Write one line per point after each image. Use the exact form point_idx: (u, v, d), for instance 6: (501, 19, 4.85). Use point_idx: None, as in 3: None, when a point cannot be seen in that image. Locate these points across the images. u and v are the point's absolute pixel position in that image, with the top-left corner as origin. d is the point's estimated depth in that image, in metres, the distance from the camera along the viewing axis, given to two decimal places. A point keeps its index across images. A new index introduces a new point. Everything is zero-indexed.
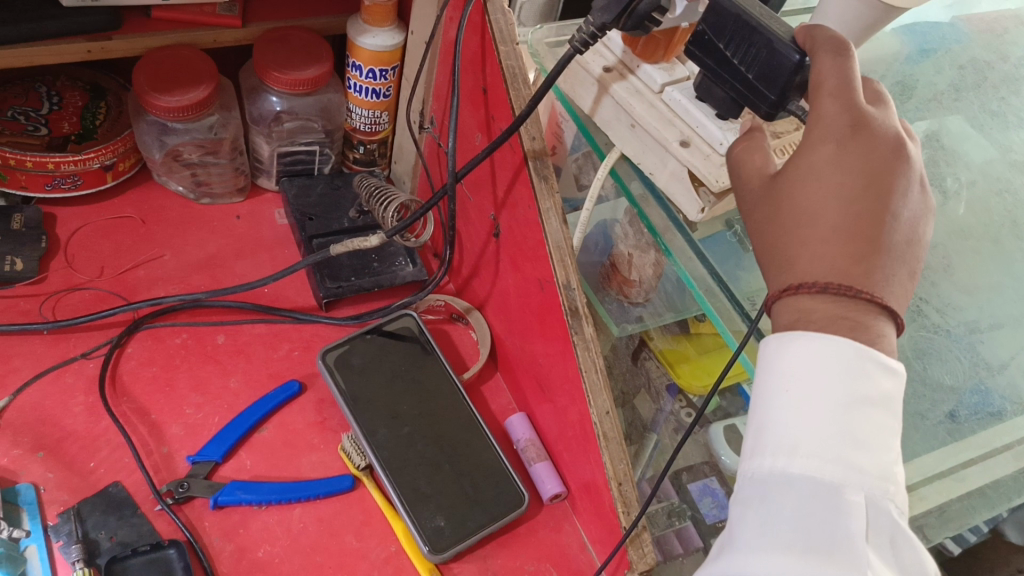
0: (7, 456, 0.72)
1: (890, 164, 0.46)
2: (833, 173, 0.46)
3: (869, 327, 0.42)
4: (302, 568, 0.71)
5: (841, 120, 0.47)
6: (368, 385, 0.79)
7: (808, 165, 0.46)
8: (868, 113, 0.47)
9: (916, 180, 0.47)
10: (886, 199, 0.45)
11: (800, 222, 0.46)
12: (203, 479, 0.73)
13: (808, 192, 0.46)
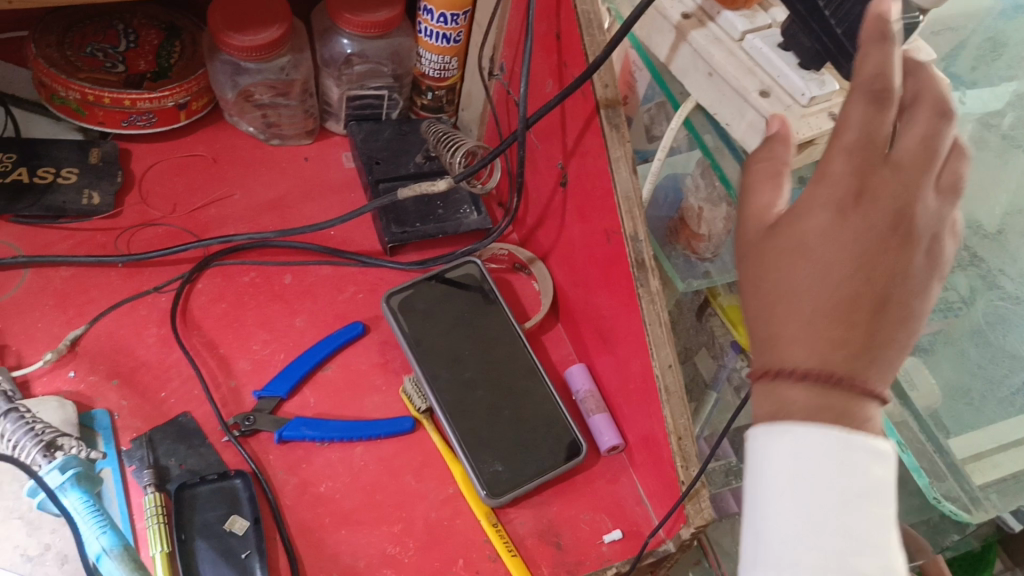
0: (84, 381, 0.74)
1: (898, 233, 0.39)
2: (828, 239, 0.39)
3: (851, 413, 0.37)
4: (363, 505, 0.73)
5: (851, 174, 0.39)
6: (430, 329, 0.80)
7: (801, 227, 0.39)
8: (877, 174, 0.39)
9: (924, 253, 0.39)
10: (885, 277, 0.38)
11: (774, 299, 0.40)
12: (269, 414, 0.75)
13: (794, 263, 0.39)
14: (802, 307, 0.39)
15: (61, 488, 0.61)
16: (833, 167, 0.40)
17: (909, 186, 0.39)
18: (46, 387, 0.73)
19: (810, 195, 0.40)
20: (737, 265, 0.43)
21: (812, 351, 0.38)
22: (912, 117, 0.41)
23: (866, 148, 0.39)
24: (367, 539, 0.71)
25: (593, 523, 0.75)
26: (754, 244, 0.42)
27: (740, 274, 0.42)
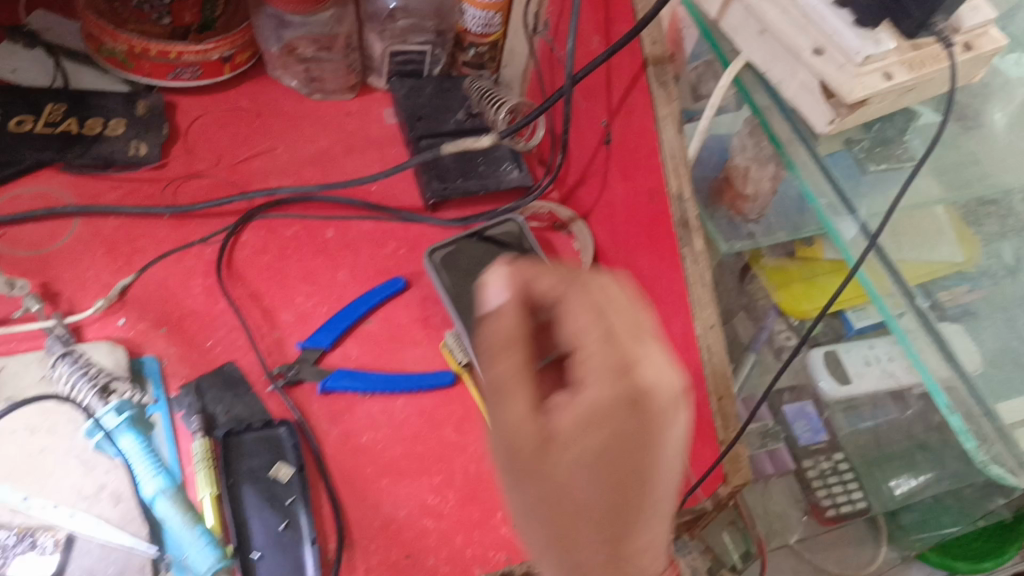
0: (133, 329, 0.76)
1: (636, 428, 0.40)
2: (631, 456, 0.40)
3: (619, 562, 0.43)
4: (404, 457, 0.74)
5: (662, 399, 0.41)
6: (472, 285, 0.80)
7: (603, 467, 0.40)
8: (633, 378, 0.41)
9: (681, 430, 0.42)
10: (637, 481, 0.41)
11: (545, 502, 0.41)
12: (312, 365, 0.76)
13: (558, 479, 0.40)
14: (566, 506, 0.41)
15: (117, 429, 0.67)
16: (615, 389, 0.41)
17: (666, 375, 0.41)
18: (96, 334, 0.75)
19: (575, 419, 0.41)
20: (510, 463, 0.41)
21: (609, 545, 0.42)
22: (591, 306, 0.43)
23: (618, 360, 0.41)
24: (408, 489, 0.72)
25: None
26: (521, 454, 0.40)
27: (518, 486, 0.42)
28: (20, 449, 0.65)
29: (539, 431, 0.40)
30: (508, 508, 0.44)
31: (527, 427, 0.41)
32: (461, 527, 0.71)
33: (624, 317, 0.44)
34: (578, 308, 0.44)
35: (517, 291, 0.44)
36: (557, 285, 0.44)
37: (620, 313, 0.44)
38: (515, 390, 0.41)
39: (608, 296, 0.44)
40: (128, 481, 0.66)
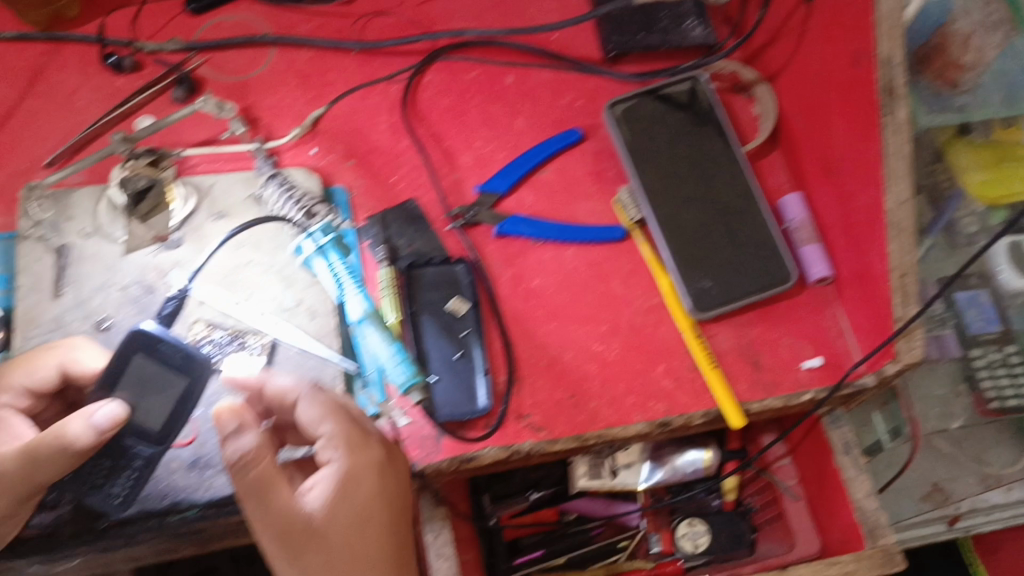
0: (324, 159, 0.80)
1: (381, 489, 0.61)
2: (372, 533, 0.60)
3: (338, 531, 0.58)
4: (572, 304, 0.76)
5: (367, 489, 0.60)
6: (650, 142, 0.80)
7: (350, 554, 0.58)
8: (392, 493, 0.61)
9: (391, 479, 0.62)
10: (363, 507, 0.60)
11: (366, 511, 0.60)
12: (490, 209, 0.79)
13: (361, 498, 0.60)
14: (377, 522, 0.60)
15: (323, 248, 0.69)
16: (361, 457, 0.60)
17: (387, 462, 0.62)
18: (291, 161, 0.80)
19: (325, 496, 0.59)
20: (281, 543, 0.56)
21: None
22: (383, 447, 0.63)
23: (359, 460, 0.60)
24: (575, 335, 0.75)
25: (794, 349, 0.76)
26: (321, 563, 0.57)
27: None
28: (230, 260, 0.73)
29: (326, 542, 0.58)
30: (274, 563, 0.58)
31: (299, 512, 0.57)
32: (623, 376, 0.74)
33: (353, 432, 0.61)
34: (317, 415, 0.62)
35: (250, 425, 0.56)
36: (310, 400, 0.62)
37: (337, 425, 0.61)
38: (279, 488, 0.56)
39: (349, 422, 0.62)
40: (323, 299, 0.72)
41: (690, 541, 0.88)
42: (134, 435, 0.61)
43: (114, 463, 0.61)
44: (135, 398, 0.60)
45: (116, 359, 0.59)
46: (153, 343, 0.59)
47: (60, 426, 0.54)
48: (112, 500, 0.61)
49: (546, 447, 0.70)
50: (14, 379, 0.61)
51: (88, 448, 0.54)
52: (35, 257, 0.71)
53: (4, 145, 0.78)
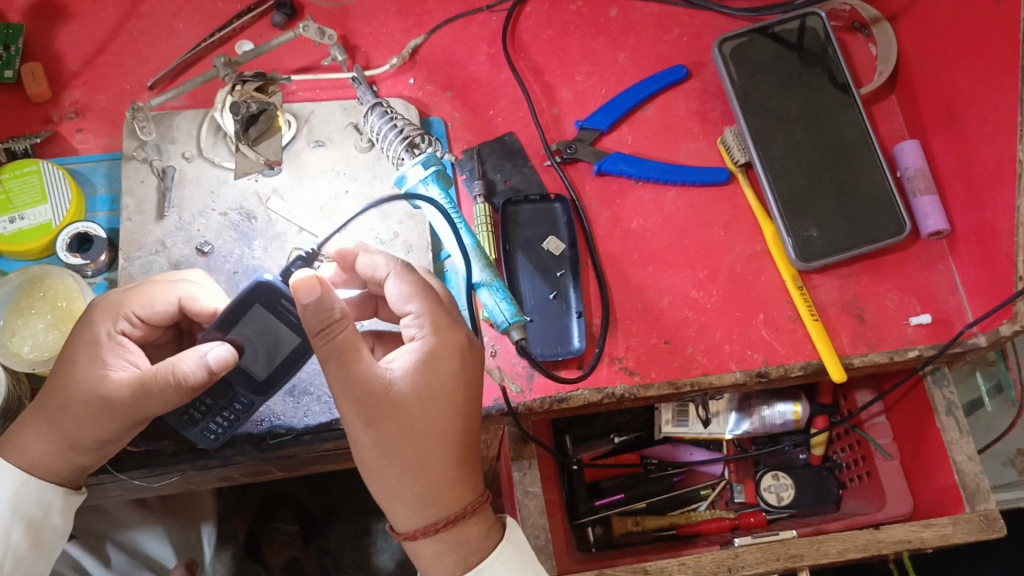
0: (422, 90, 0.79)
1: (463, 377, 0.56)
2: (451, 412, 0.55)
3: (413, 410, 0.54)
4: (671, 247, 0.75)
5: (450, 370, 0.55)
6: (762, 80, 0.76)
7: (422, 423, 0.54)
8: (471, 384, 0.56)
9: (471, 370, 0.56)
10: (441, 392, 0.55)
11: (446, 396, 0.55)
12: (589, 146, 0.77)
13: (443, 385, 0.55)
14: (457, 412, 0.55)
15: (424, 181, 0.65)
16: (444, 337, 0.56)
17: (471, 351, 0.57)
18: (389, 90, 0.78)
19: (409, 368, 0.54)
20: (358, 410, 0.52)
21: (451, 467, 0.55)
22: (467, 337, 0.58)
23: (443, 340, 0.56)
24: (672, 280, 0.73)
25: (902, 304, 0.73)
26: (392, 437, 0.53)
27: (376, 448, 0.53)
28: (327, 190, 0.73)
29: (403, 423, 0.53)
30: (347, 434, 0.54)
31: (379, 383, 0.53)
32: (721, 323, 0.72)
33: (442, 313, 0.57)
34: (405, 293, 0.57)
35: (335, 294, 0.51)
36: (399, 275, 0.58)
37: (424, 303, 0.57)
38: (360, 358, 0.52)
39: (439, 304, 0.57)
40: (419, 233, 0.72)
41: (773, 493, 0.87)
42: (240, 380, 0.60)
43: (214, 402, 0.60)
44: (246, 342, 0.59)
45: (236, 305, 0.58)
46: (278, 297, 0.58)
47: (173, 362, 0.54)
48: (207, 436, 0.61)
49: (639, 392, 0.69)
50: (133, 306, 0.59)
51: (199, 385, 0.55)
52: (140, 177, 0.72)
53: (108, 66, 0.78)
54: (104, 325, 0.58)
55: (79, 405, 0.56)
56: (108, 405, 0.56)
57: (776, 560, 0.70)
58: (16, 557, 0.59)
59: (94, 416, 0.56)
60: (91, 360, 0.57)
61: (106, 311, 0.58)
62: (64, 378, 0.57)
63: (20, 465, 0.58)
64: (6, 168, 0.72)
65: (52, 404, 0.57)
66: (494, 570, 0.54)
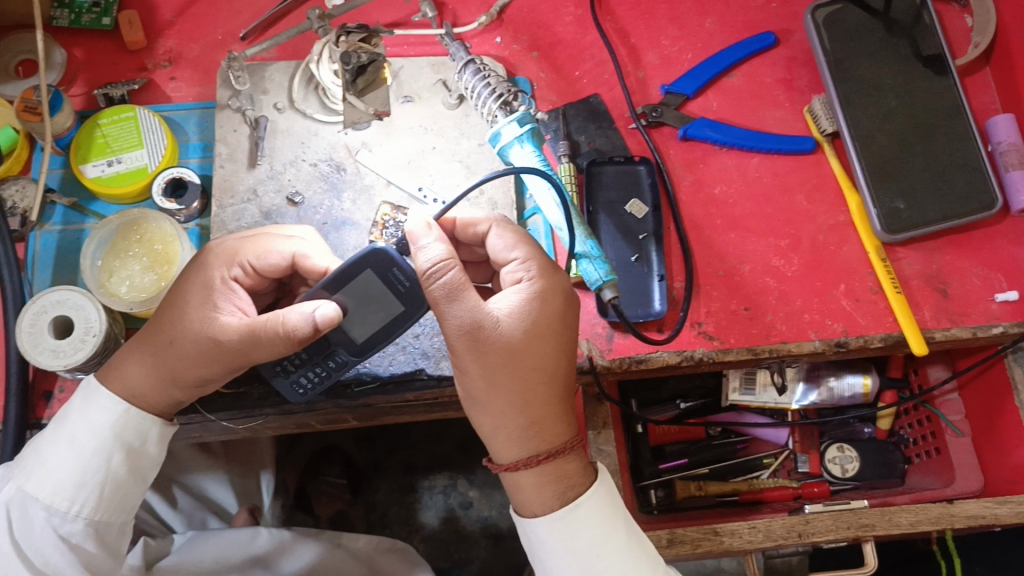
0: (509, 49, 0.79)
1: (563, 314, 0.59)
2: (551, 348, 0.58)
3: (519, 343, 0.57)
4: (753, 214, 0.75)
5: (554, 310, 0.58)
6: (853, 48, 0.75)
7: (529, 357, 0.57)
8: (570, 322, 0.59)
9: (571, 311, 0.59)
10: (546, 325, 0.58)
11: (551, 329, 0.58)
12: (675, 110, 0.77)
13: (547, 317, 0.58)
14: (559, 345, 0.58)
15: (518, 138, 0.66)
16: (547, 278, 0.59)
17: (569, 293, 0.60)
18: (476, 48, 0.79)
19: (516, 306, 0.57)
20: (468, 341, 0.55)
21: (553, 402, 0.58)
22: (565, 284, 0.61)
23: (545, 278, 0.59)
24: (754, 247, 0.74)
25: (986, 280, 0.72)
26: (503, 365, 0.56)
27: (483, 378, 0.56)
28: (415, 144, 0.73)
29: (511, 352, 0.56)
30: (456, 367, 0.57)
31: (488, 316, 0.56)
32: (802, 292, 0.72)
33: (545, 259, 0.60)
34: (509, 243, 0.61)
35: (442, 237, 0.57)
36: (500, 226, 0.61)
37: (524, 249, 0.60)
38: (471, 294, 0.55)
39: (541, 251, 0.61)
40: (504, 191, 0.72)
41: (838, 465, 0.87)
42: (339, 341, 0.62)
43: (310, 357, 0.63)
44: (351, 304, 0.61)
45: (349, 267, 0.60)
46: (389, 265, 0.61)
47: (283, 314, 0.57)
48: (296, 389, 0.63)
49: (718, 356, 0.70)
50: (248, 255, 0.62)
51: (302, 339, 0.57)
52: (232, 126, 0.73)
53: (200, 16, 0.80)
54: (219, 270, 0.61)
55: (188, 343, 0.59)
56: (216, 347, 0.58)
57: (847, 528, 0.70)
58: (115, 482, 0.61)
59: (202, 356, 0.58)
60: (204, 301, 0.60)
61: (221, 257, 0.61)
62: (175, 316, 0.60)
63: (119, 394, 0.60)
64: (105, 112, 0.73)
65: (161, 339, 0.59)
66: (589, 507, 0.57)
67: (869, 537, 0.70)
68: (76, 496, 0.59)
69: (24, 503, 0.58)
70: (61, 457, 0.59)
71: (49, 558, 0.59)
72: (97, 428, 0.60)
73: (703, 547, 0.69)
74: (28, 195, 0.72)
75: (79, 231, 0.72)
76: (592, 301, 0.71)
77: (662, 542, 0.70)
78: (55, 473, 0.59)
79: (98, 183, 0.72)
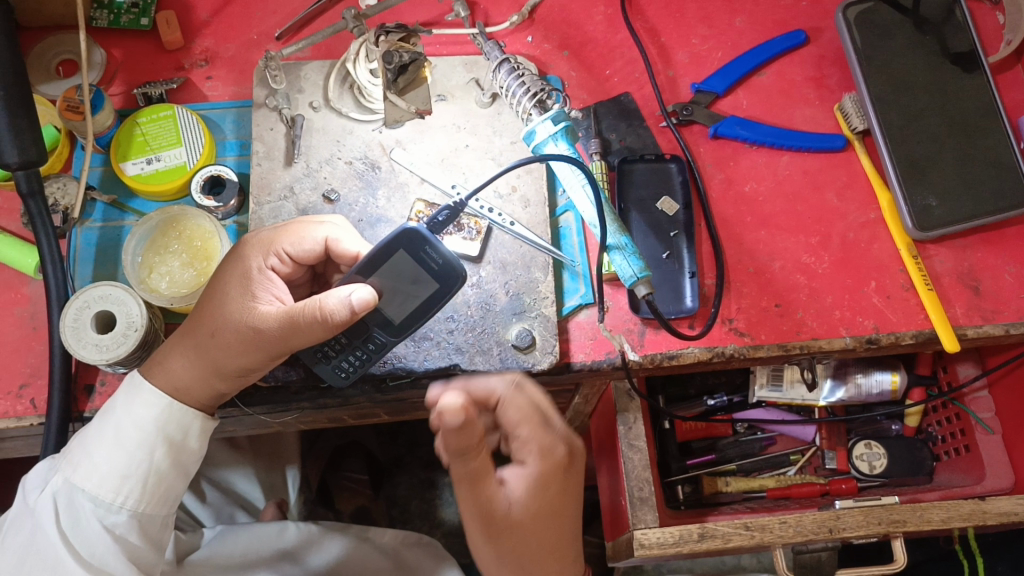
0: (540, 48, 0.80)
1: (564, 481, 0.61)
2: (552, 523, 0.62)
3: (519, 528, 0.60)
4: (784, 212, 0.75)
5: (555, 492, 0.61)
6: (885, 46, 0.75)
7: (533, 534, 0.61)
8: (570, 487, 0.62)
9: (570, 479, 0.62)
10: (546, 513, 0.61)
11: (549, 509, 0.61)
12: (705, 109, 0.77)
13: (546, 500, 0.61)
14: (557, 514, 0.62)
15: (553, 138, 0.68)
16: (549, 463, 0.60)
17: (571, 454, 0.61)
18: (508, 47, 0.80)
19: (523, 492, 0.61)
20: (480, 523, 0.60)
21: (554, 558, 0.63)
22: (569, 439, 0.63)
23: (550, 457, 0.60)
24: (785, 244, 0.74)
25: (1019, 277, 0.73)
26: (506, 550, 0.61)
27: (496, 558, 0.62)
28: (448, 143, 0.74)
29: (512, 544, 0.61)
30: (471, 540, 0.62)
31: (499, 503, 0.60)
32: (833, 289, 0.72)
33: (548, 441, 0.60)
34: (517, 420, 0.60)
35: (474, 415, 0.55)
36: (509, 403, 0.60)
37: (529, 428, 0.60)
38: (488, 485, 0.59)
39: (548, 430, 0.61)
40: (536, 188, 0.73)
41: (866, 461, 0.88)
42: (376, 321, 0.63)
43: (349, 342, 0.63)
44: (386, 286, 0.63)
45: (381, 250, 0.62)
46: (422, 244, 0.62)
47: (320, 299, 0.57)
48: (338, 374, 0.64)
49: (749, 352, 0.70)
50: (283, 244, 0.63)
51: (342, 324, 0.58)
52: (269, 125, 0.74)
53: (236, 16, 0.81)
54: (256, 260, 0.63)
55: (230, 334, 0.60)
56: (257, 336, 0.59)
57: (877, 524, 0.70)
58: (157, 475, 0.62)
59: (243, 345, 0.59)
60: (243, 292, 0.61)
61: (257, 247, 0.63)
62: (215, 309, 0.61)
63: (163, 389, 0.62)
64: (143, 112, 0.75)
65: (202, 333, 0.61)
66: None
67: (900, 533, 0.71)
68: (121, 489, 0.61)
69: (71, 495, 0.60)
70: (105, 450, 0.60)
71: (95, 550, 0.60)
72: (140, 423, 0.61)
73: (734, 541, 0.68)
74: (70, 192, 0.73)
75: (118, 229, 0.74)
76: (624, 298, 0.72)
77: (694, 537, 0.69)
78: (100, 465, 0.60)
79: (138, 181, 0.73)
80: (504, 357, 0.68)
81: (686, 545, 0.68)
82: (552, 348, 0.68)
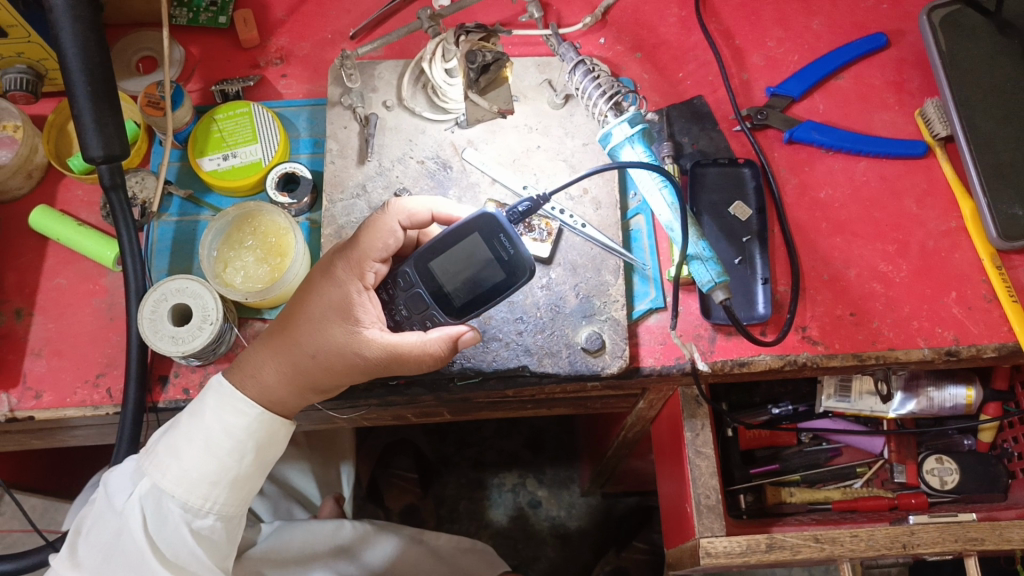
0: (612, 50, 0.80)
1: None
2: None
3: None
4: (861, 218, 0.74)
5: None
6: (969, 50, 0.74)
7: None
8: None
9: None
10: None
11: None
12: (781, 113, 0.76)
13: None
14: None
15: (630, 139, 0.67)
16: None
17: None
18: (581, 48, 0.79)
19: None
20: None
21: None
22: None
23: None
24: (861, 251, 0.72)
25: None
26: None
27: None
28: (520, 144, 0.74)
29: None
30: None
31: None
32: (911, 298, 0.71)
33: None
34: None
35: None
36: None
37: None
38: None
39: None
40: (608, 190, 0.73)
41: (937, 476, 0.86)
42: (439, 301, 0.63)
43: (410, 315, 0.64)
44: (456, 267, 0.63)
45: (459, 228, 0.62)
46: (498, 230, 0.62)
47: (431, 344, 0.59)
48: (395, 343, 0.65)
49: (822, 361, 0.69)
50: (374, 258, 0.62)
51: (444, 361, 0.61)
52: (343, 123, 0.74)
53: (312, 14, 0.82)
54: (354, 284, 0.62)
55: (333, 358, 0.60)
56: (362, 362, 0.60)
57: (953, 542, 0.67)
58: (242, 479, 0.63)
59: (346, 369, 0.60)
60: (343, 316, 0.61)
61: (354, 271, 0.62)
62: (315, 331, 0.61)
63: (256, 400, 0.62)
64: (221, 108, 0.76)
65: (301, 354, 0.61)
66: None
67: (976, 552, 0.67)
68: (209, 494, 0.62)
69: (159, 499, 0.62)
70: (195, 457, 0.61)
71: (180, 550, 0.63)
72: (232, 432, 0.61)
73: (804, 553, 0.66)
74: (148, 186, 0.74)
75: (194, 223, 0.75)
76: (695, 303, 0.71)
77: (762, 547, 0.66)
78: (190, 472, 0.61)
79: (214, 176, 0.74)
80: (573, 360, 0.67)
81: (754, 555, 0.67)
82: (622, 352, 0.67)
